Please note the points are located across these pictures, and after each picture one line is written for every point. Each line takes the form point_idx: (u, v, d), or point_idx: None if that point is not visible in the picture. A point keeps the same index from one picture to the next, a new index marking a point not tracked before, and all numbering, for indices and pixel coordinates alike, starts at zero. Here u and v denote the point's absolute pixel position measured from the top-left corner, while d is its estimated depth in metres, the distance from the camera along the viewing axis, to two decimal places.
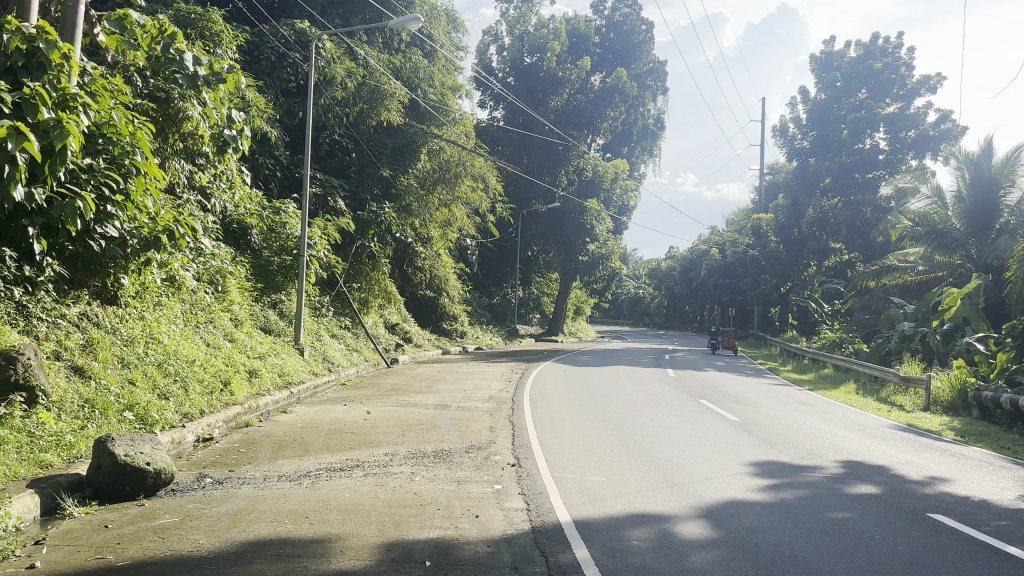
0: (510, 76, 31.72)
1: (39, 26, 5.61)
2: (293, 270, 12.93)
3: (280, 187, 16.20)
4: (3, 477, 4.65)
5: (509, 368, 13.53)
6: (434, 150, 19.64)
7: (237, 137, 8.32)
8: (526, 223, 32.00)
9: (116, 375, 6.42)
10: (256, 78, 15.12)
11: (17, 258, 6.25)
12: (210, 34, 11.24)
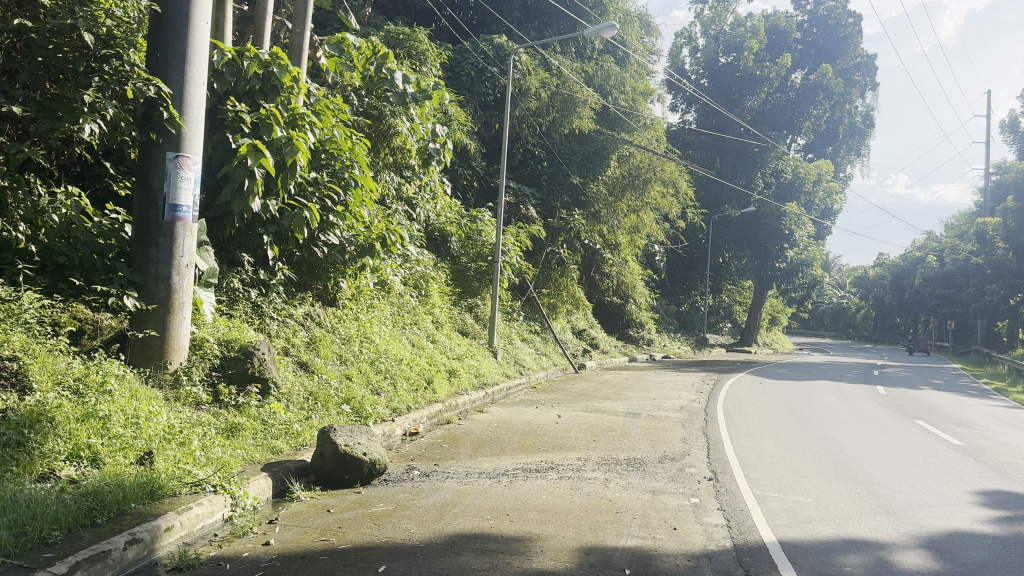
0: (703, 77, 31.25)
1: (273, 52, 6.22)
2: (488, 276, 13.42)
3: (477, 197, 16.91)
4: (242, 460, 5.19)
5: (701, 379, 13.17)
6: (624, 156, 19.90)
7: (439, 150, 9.92)
8: (717, 228, 31.27)
9: (335, 371, 6.94)
10: (457, 93, 15.94)
11: (253, 263, 7.01)
12: (416, 52, 11.93)
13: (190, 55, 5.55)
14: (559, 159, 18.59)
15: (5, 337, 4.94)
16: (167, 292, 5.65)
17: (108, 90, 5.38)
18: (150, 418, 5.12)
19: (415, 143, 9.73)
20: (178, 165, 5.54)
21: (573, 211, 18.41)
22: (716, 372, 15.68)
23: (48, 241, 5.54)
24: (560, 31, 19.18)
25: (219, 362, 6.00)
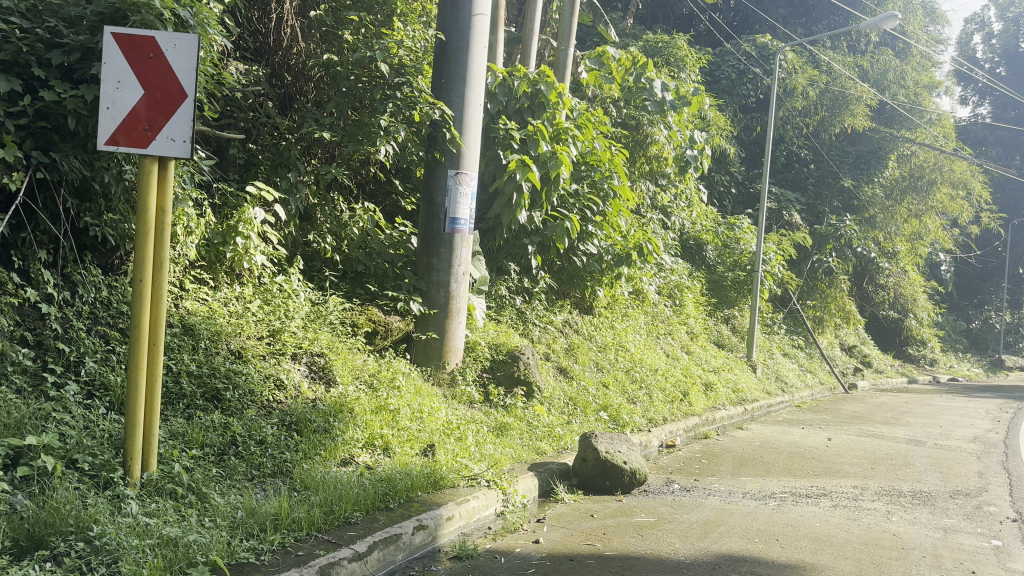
0: (999, 66, 28.31)
1: (541, 70, 6.62)
2: (748, 286, 13.04)
3: (735, 203, 16.57)
4: (511, 458, 5.44)
5: (1001, 407, 11.60)
6: (905, 155, 18.47)
7: (697, 157, 9.94)
8: (1016, 236, 27.97)
9: (593, 377, 7.07)
10: (717, 96, 16.03)
11: (519, 272, 7.36)
12: (675, 59, 11.85)
13: (469, 79, 5.93)
14: (830, 163, 17.90)
15: (314, 335, 5.67)
16: (447, 298, 6.10)
17: (401, 114, 5.97)
18: (431, 413, 5.57)
19: (672, 150, 9.64)
20: (457, 182, 5.96)
21: (843, 215, 17.45)
22: (1017, 399, 13.71)
23: (349, 251, 6.26)
24: (829, 25, 18.62)
25: (490, 364, 6.34)
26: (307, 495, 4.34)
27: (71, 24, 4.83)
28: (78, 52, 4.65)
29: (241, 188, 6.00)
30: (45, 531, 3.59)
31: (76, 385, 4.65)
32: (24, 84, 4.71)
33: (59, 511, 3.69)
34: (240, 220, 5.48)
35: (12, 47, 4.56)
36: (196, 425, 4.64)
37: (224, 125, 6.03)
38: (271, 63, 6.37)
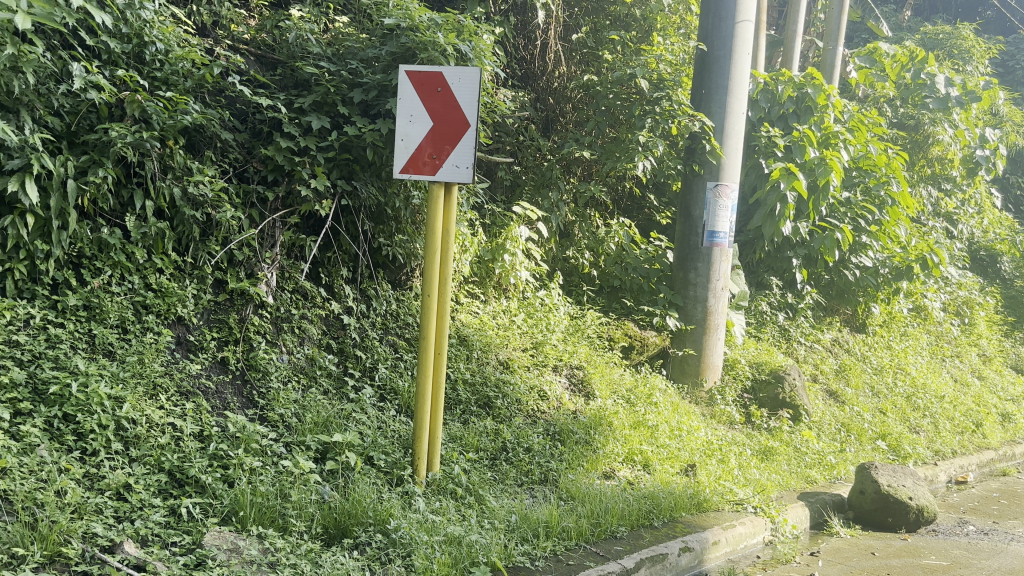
0: None
1: (810, 76, 7.26)
2: None
3: None
4: (779, 485, 5.20)
5: None
6: None
7: (989, 156, 10.13)
8: None
9: (868, 404, 6.74)
10: (1012, 87, 15.47)
11: (782, 288, 7.67)
12: (960, 51, 11.04)
13: (731, 87, 5.85)
14: None
15: (573, 348, 5.91)
16: (704, 314, 6.09)
17: (658, 128, 6.12)
18: (691, 431, 5.49)
19: (959, 149, 9.92)
20: (716, 195, 5.91)
21: None
22: None
23: (605, 266, 6.53)
24: None
25: (751, 384, 6.24)
26: (575, 505, 4.46)
27: (368, 64, 5.39)
28: (375, 89, 5.17)
29: (507, 207, 6.36)
30: (349, 521, 4.04)
31: (371, 389, 5.18)
32: (330, 120, 5.35)
33: (361, 502, 4.11)
34: (507, 238, 5.87)
35: (322, 88, 5.19)
36: (472, 429, 5.01)
37: (494, 149, 6.44)
38: (537, 88, 6.76)
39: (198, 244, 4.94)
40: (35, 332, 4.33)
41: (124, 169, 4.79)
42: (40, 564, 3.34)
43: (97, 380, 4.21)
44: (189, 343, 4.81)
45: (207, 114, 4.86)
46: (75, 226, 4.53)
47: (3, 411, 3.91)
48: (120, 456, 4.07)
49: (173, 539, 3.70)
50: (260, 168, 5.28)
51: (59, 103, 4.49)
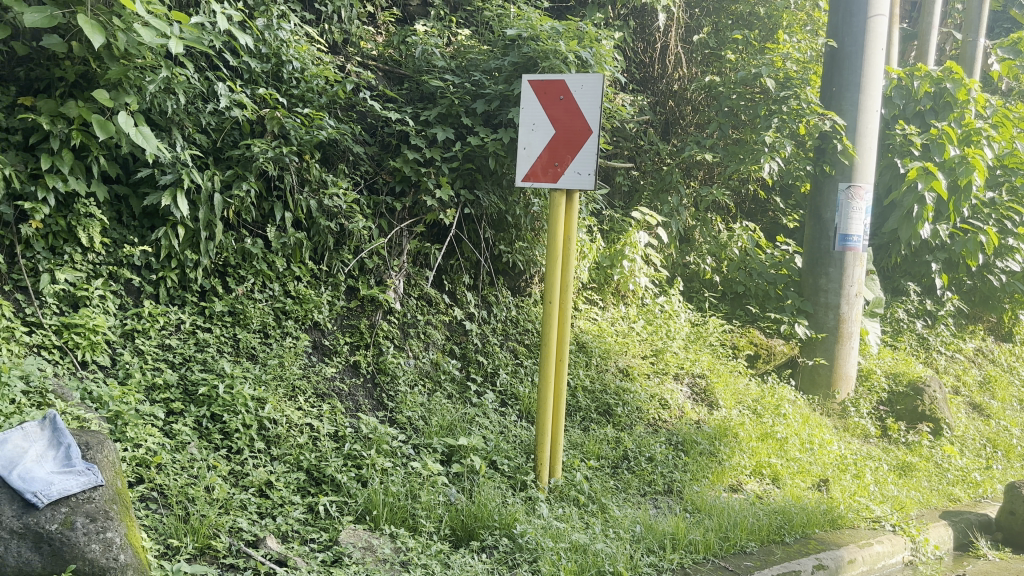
0: None
1: (951, 70, 7.08)
2: None
3: None
4: (918, 503, 4.97)
5: None
6: None
7: None
8: None
9: (1016, 417, 6.56)
10: None
11: (921, 294, 7.69)
12: None
13: (864, 84, 6.00)
14: None
15: (695, 356, 5.96)
16: (837, 321, 6.15)
17: (785, 127, 6.34)
18: (822, 445, 5.42)
19: None
20: (849, 196, 6.04)
21: None
22: None
23: (728, 271, 6.75)
24: None
25: (888, 397, 6.23)
26: (702, 518, 4.39)
27: (492, 75, 5.52)
28: (498, 100, 5.31)
29: (626, 211, 6.62)
30: (475, 524, 4.10)
31: (493, 394, 5.32)
32: (455, 131, 5.52)
33: (486, 506, 4.17)
34: (626, 244, 5.98)
35: (447, 101, 5.36)
36: (592, 437, 5.07)
37: (613, 154, 6.77)
38: (655, 90, 7.16)
39: (332, 254, 5.25)
40: (185, 337, 4.62)
41: (264, 183, 5.11)
42: (191, 555, 3.56)
43: (241, 382, 4.46)
44: (324, 347, 5.10)
45: (340, 129, 5.14)
46: (221, 236, 4.82)
47: (158, 411, 4.17)
48: (263, 454, 4.28)
49: (312, 535, 3.87)
50: (388, 179, 5.54)
51: (207, 122, 4.81)
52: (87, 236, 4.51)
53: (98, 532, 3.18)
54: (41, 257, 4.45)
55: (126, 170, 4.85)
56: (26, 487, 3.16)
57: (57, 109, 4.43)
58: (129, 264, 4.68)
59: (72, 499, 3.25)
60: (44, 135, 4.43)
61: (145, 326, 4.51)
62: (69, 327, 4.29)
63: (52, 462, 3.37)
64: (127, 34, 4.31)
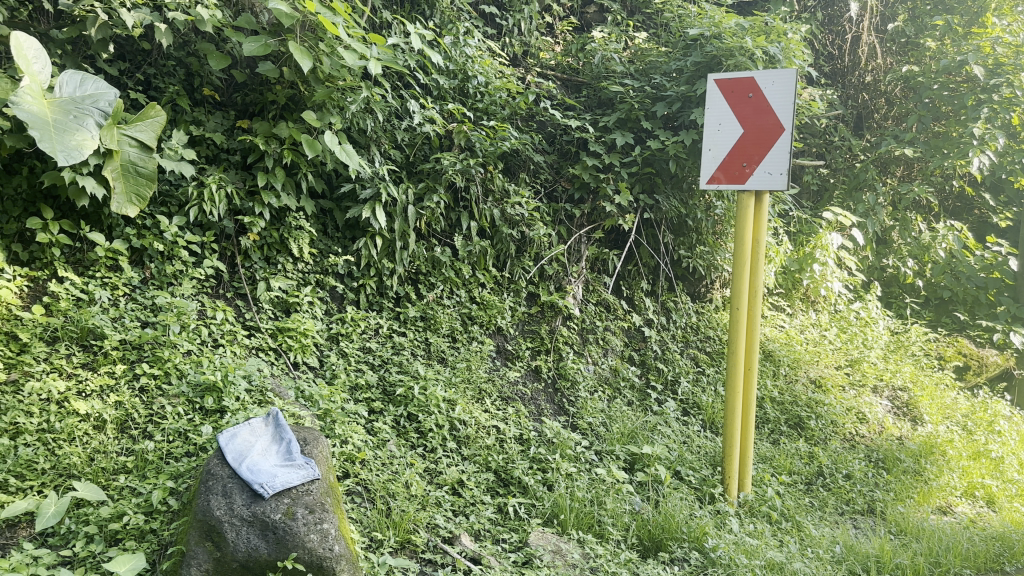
0: None
1: None
2: None
3: None
4: None
5: None
6: None
7: None
8: None
9: None
10: None
11: None
12: None
13: None
14: None
15: (896, 368, 6.02)
16: None
17: (997, 117, 6.37)
18: None
19: None
20: None
21: None
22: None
23: (933, 275, 6.93)
24: None
25: None
26: (909, 541, 4.08)
27: (673, 76, 5.50)
28: (679, 102, 5.29)
29: (816, 211, 7.05)
30: (663, 535, 4.02)
31: (675, 402, 5.25)
32: (634, 136, 5.64)
33: (673, 518, 4.09)
34: (816, 247, 6.17)
35: (626, 106, 5.45)
36: (783, 451, 4.92)
37: (801, 153, 7.25)
38: (846, 83, 7.85)
39: (514, 261, 5.54)
40: (383, 340, 5.01)
41: (452, 194, 5.46)
42: (394, 548, 3.70)
43: (434, 384, 4.71)
44: (507, 352, 5.29)
45: (523, 139, 5.41)
46: (413, 246, 5.22)
47: (361, 410, 4.41)
48: (455, 454, 4.44)
49: (503, 536, 3.95)
50: (568, 186, 5.83)
51: (401, 138, 5.22)
52: (298, 246, 4.97)
53: (317, 522, 3.38)
54: (258, 266, 4.95)
55: (330, 185, 5.27)
56: (254, 478, 3.41)
57: (270, 130, 4.86)
58: (333, 273, 5.15)
59: (293, 491, 3.47)
60: (259, 154, 4.86)
61: (348, 330, 4.92)
62: (283, 331, 4.75)
63: (275, 457, 3.64)
64: (331, 58, 4.67)
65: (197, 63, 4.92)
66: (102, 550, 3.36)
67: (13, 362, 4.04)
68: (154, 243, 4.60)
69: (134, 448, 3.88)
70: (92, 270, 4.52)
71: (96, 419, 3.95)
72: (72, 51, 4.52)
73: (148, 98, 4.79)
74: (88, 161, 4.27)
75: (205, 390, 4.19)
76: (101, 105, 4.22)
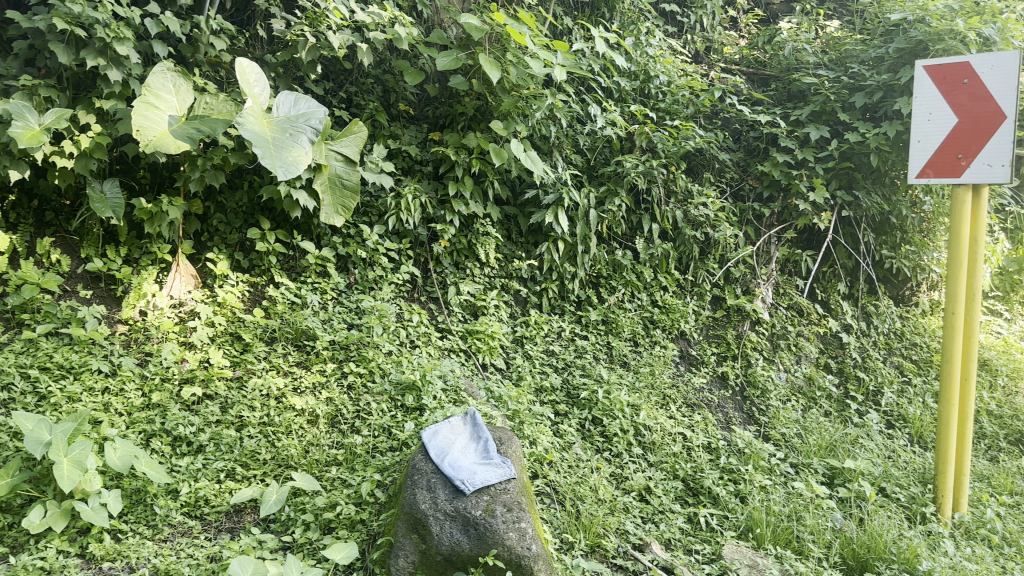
0: None
1: None
2: None
3: None
4: None
5: None
6: None
7: None
8: None
9: None
10: None
11: None
12: None
13: None
14: None
15: None
16: None
17: None
18: None
19: None
20: None
21: None
22: None
23: None
24: None
25: None
26: None
27: (871, 65, 5.32)
28: (881, 91, 5.10)
29: None
30: (870, 555, 3.76)
31: (878, 414, 4.96)
32: (830, 129, 5.50)
33: (880, 537, 3.81)
34: None
35: (821, 98, 5.33)
36: (1002, 469, 4.57)
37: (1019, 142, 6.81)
38: None
39: (697, 263, 5.51)
40: (566, 343, 5.06)
41: (633, 197, 5.53)
42: (585, 551, 3.65)
43: (618, 389, 4.69)
44: (691, 357, 5.20)
45: (707, 138, 5.31)
46: (595, 249, 5.30)
47: (548, 412, 4.46)
48: (642, 459, 4.39)
49: (696, 547, 3.82)
50: (755, 184, 5.79)
51: (583, 143, 5.31)
52: (484, 251, 5.19)
53: (515, 521, 3.36)
54: (449, 272, 5.22)
55: (513, 192, 5.48)
56: (456, 474, 3.49)
57: (460, 140, 5.09)
58: (517, 277, 5.29)
59: (492, 488, 3.50)
60: (449, 164, 5.12)
61: (532, 333, 5.01)
62: (472, 334, 4.90)
63: (474, 454, 3.71)
64: (517, 68, 4.75)
65: (392, 79, 5.23)
66: (318, 537, 3.54)
67: (239, 361, 4.43)
68: (358, 251, 4.97)
69: (344, 442, 4.09)
70: (304, 276, 4.93)
71: (310, 413, 4.21)
72: (284, 74, 4.89)
73: (350, 115, 5.14)
74: (301, 176, 4.60)
75: (405, 388, 4.39)
76: (313, 124, 4.51)
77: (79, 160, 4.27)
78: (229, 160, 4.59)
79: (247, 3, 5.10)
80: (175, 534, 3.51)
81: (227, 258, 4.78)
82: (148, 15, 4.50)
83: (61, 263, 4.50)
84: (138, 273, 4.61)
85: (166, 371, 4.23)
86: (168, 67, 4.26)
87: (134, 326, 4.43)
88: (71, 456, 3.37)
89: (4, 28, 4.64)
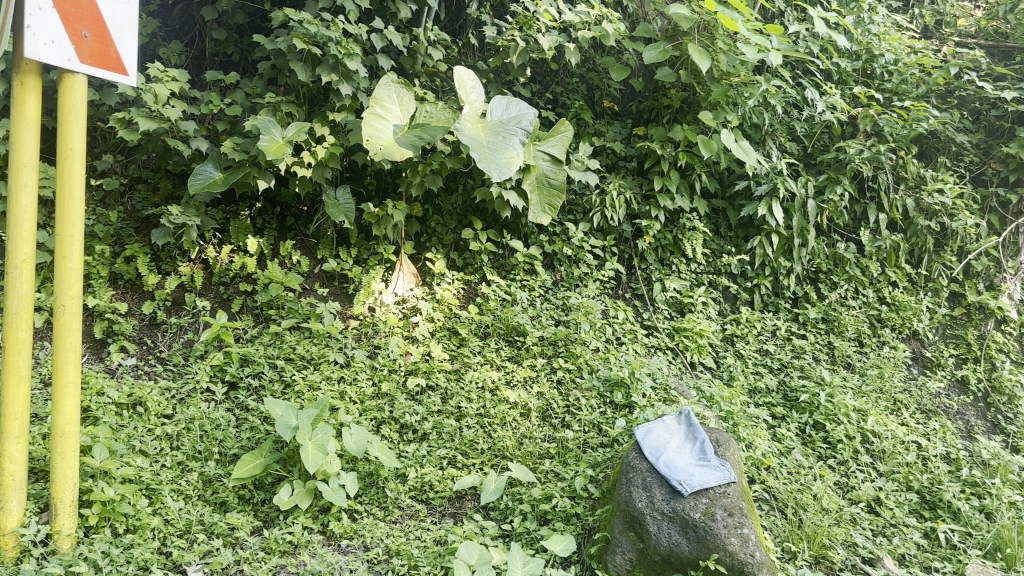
0: None
1: None
2: None
3: None
4: None
5: None
6: None
7: None
8: None
9: None
10: None
11: None
12: None
13: None
14: None
15: None
16: None
17: None
18: None
19: None
20: None
21: None
22: None
23: None
24: None
25: None
26: None
27: None
28: None
29: None
30: None
31: None
32: None
33: None
34: None
35: None
36: None
37: None
38: None
39: (932, 256, 5.22)
40: (781, 342, 4.89)
41: (857, 185, 5.28)
42: (810, 562, 3.40)
43: (842, 393, 4.42)
44: (925, 359, 4.94)
45: (943, 119, 4.94)
46: (813, 242, 5.09)
47: (764, 415, 4.28)
48: (870, 469, 4.08)
49: (936, 565, 3.49)
50: (999, 167, 5.30)
51: (800, 129, 5.12)
52: (691, 247, 5.09)
53: (737, 526, 3.20)
54: (653, 268, 5.16)
55: (721, 184, 5.34)
56: (672, 474, 3.38)
57: (666, 134, 5.02)
58: (726, 272, 5.18)
59: (710, 491, 3.35)
60: (655, 158, 5.06)
61: (744, 332, 4.87)
62: (680, 331, 4.81)
63: (691, 455, 3.57)
64: (728, 55, 4.58)
65: (597, 77, 5.31)
66: (535, 528, 3.57)
67: (456, 354, 4.61)
68: (564, 248, 5.06)
69: (556, 436, 4.14)
70: (512, 274, 5.09)
71: (523, 406, 4.29)
72: (495, 79, 5.03)
73: (557, 115, 5.25)
74: (511, 177, 4.72)
75: (614, 385, 4.40)
76: (523, 126, 4.59)
77: (315, 169, 4.62)
78: (446, 165, 4.81)
79: (459, 11, 5.31)
80: (404, 516, 3.64)
81: (444, 258, 5.09)
82: (373, 30, 4.78)
83: (300, 264, 4.91)
84: (366, 272, 4.97)
85: (393, 362, 4.47)
86: (393, 79, 4.49)
87: (364, 322, 4.74)
88: (316, 440, 3.57)
89: (249, 51, 5.11)
